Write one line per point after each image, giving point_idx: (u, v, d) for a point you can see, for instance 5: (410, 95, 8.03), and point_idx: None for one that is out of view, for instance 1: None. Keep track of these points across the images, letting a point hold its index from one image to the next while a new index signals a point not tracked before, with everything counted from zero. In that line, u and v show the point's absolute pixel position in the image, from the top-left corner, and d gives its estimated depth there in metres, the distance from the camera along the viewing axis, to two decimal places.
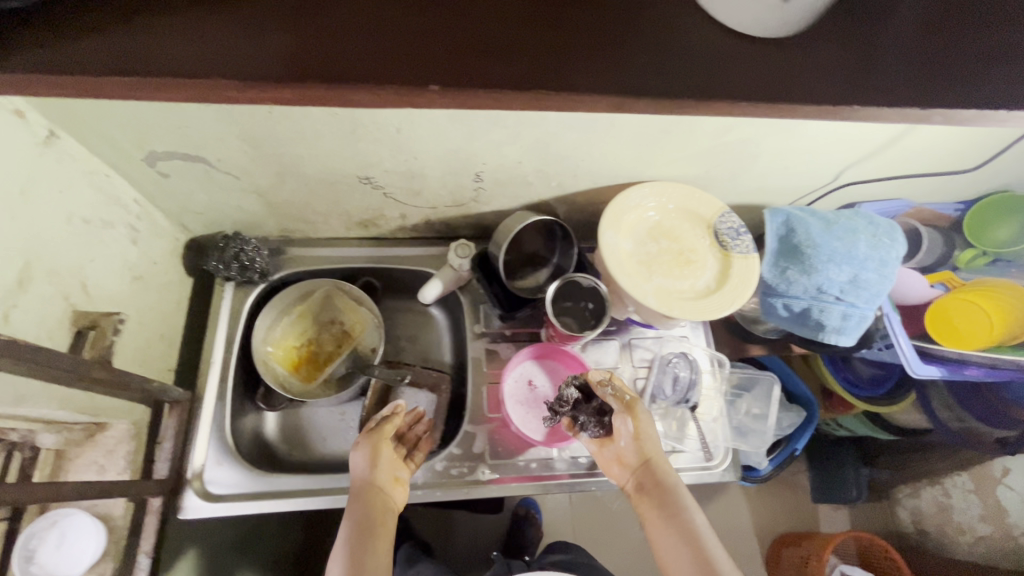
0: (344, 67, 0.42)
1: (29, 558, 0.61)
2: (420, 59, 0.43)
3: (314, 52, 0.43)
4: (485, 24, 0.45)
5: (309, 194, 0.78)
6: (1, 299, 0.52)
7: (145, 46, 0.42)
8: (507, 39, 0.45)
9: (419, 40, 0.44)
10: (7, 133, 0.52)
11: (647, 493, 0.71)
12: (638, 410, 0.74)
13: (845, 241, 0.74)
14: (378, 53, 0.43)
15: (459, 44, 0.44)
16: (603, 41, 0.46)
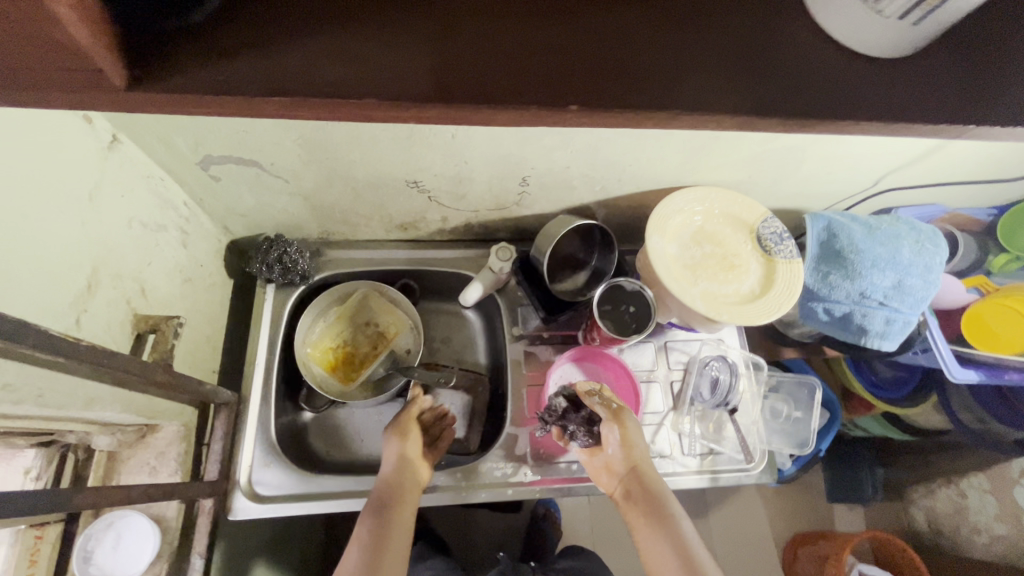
0: (483, 84, 0.38)
1: (87, 558, 0.64)
2: (534, 64, 0.39)
3: (458, 67, 0.39)
4: (623, 31, 0.41)
5: (354, 197, 0.78)
6: (73, 306, 0.53)
7: (262, 64, 0.38)
8: (621, 40, 0.41)
9: (533, 42, 0.40)
10: (77, 140, 0.53)
11: (632, 498, 0.69)
12: (625, 417, 0.74)
13: (888, 246, 0.75)
14: (491, 59, 0.39)
15: (578, 48, 0.40)
16: (713, 37, 0.42)
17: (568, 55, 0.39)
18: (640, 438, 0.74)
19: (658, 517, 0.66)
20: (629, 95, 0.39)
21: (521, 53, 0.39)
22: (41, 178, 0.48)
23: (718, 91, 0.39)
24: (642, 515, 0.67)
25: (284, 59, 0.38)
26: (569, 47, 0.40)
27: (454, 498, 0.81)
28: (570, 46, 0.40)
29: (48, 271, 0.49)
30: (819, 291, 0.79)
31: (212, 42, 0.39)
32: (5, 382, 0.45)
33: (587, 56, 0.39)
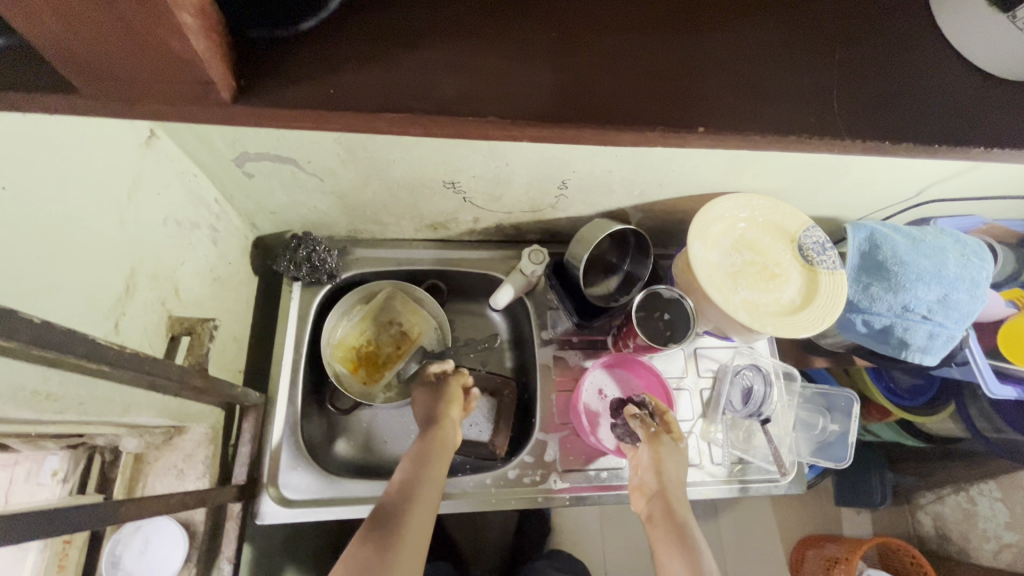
0: (606, 105, 0.41)
1: (115, 562, 0.63)
2: (624, 90, 0.42)
3: (589, 93, 0.42)
4: (740, 56, 0.44)
5: (388, 196, 0.76)
6: (112, 309, 0.51)
7: (399, 82, 0.41)
8: (690, 66, 0.43)
9: (639, 68, 0.43)
10: (118, 137, 0.50)
11: (658, 520, 0.68)
12: (662, 441, 0.74)
13: (933, 260, 0.74)
14: (578, 85, 0.42)
15: (663, 76, 0.42)
16: (780, 66, 0.44)
17: (653, 82, 0.42)
18: (675, 463, 0.72)
19: (681, 541, 0.63)
20: (730, 116, 0.41)
21: (604, 76, 0.42)
22: (82, 176, 0.46)
23: (779, 120, 0.42)
24: (665, 537, 0.65)
25: (400, 79, 0.41)
26: (650, 73, 0.42)
27: (483, 503, 0.79)
28: (655, 78, 0.42)
29: (87, 274, 0.47)
30: (859, 303, 0.77)
31: (323, 58, 0.41)
32: (49, 392, 0.43)
33: (666, 82, 0.42)
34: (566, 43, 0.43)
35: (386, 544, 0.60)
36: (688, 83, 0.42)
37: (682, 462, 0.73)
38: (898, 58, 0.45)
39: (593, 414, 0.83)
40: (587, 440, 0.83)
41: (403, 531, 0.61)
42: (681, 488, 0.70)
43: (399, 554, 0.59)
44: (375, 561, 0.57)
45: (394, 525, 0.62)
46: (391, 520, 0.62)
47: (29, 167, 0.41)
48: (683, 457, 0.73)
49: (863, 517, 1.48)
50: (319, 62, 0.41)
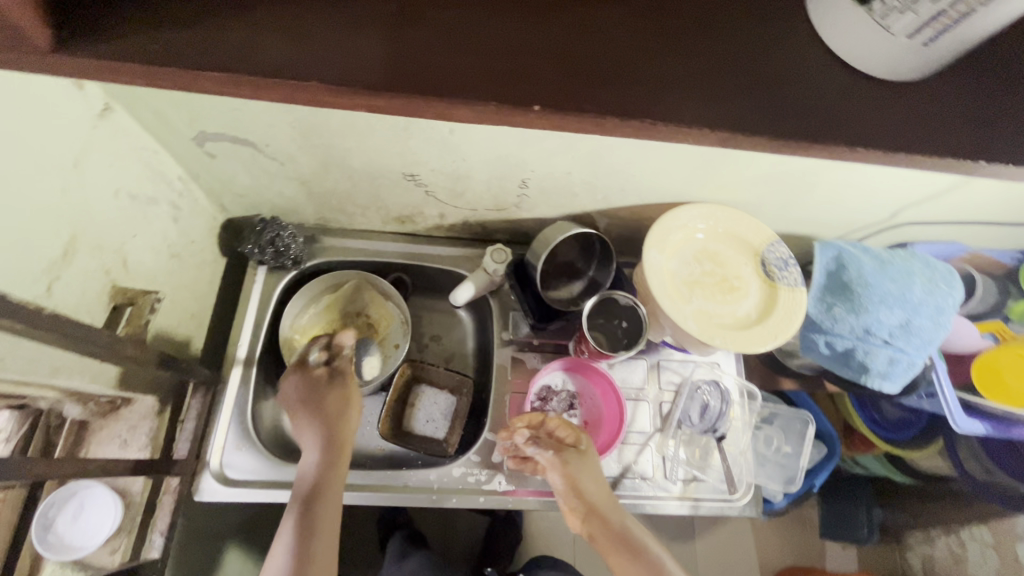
0: (448, 78, 0.42)
1: (46, 527, 0.62)
2: (522, 66, 0.44)
3: (410, 59, 0.43)
4: (597, 43, 0.45)
5: (351, 186, 0.77)
6: (46, 272, 0.52)
7: (246, 44, 0.42)
8: (590, 57, 0.45)
9: (534, 48, 0.44)
10: (67, 105, 0.52)
11: (608, 547, 0.67)
12: (567, 457, 0.72)
13: (899, 283, 0.72)
14: (473, 61, 0.43)
15: (563, 57, 0.44)
16: (678, 72, 0.45)
17: (549, 62, 0.44)
18: (590, 474, 0.71)
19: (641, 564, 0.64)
20: (597, 99, 0.43)
21: (501, 58, 0.44)
22: (23, 138, 0.48)
23: (656, 110, 0.43)
24: (621, 563, 0.65)
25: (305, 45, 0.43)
26: (549, 54, 0.44)
27: (424, 499, 0.78)
28: (555, 60, 0.44)
29: (20, 236, 0.49)
30: (821, 323, 0.75)
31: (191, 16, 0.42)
32: None
33: (565, 65, 0.44)
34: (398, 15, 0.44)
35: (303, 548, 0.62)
36: (584, 75, 0.44)
37: (596, 468, 0.72)
38: (780, 60, 0.47)
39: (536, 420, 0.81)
40: None
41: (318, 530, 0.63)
42: (606, 494, 0.70)
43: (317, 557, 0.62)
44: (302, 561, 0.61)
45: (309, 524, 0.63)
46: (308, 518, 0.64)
47: None
48: (593, 462, 0.72)
49: (847, 554, 1.41)
50: (224, 22, 0.43)
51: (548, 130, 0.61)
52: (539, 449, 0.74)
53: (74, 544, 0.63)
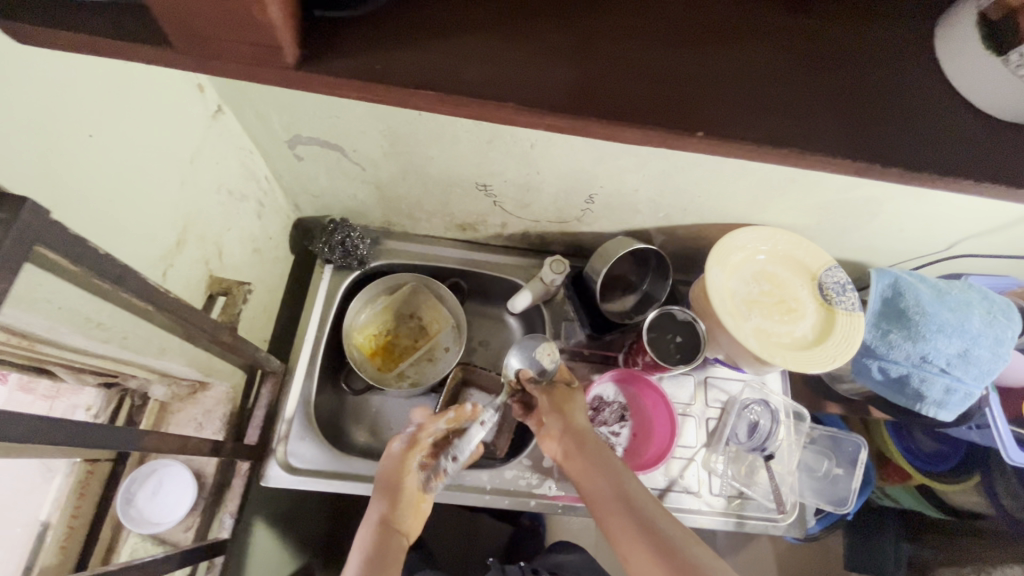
0: (617, 94, 0.27)
1: (128, 500, 0.67)
2: (783, 82, 0.29)
3: (592, 83, 0.27)
4: (788, 62, 0.29)
5: (423, 192, 0.80)
6: (162, 260, 0.56)
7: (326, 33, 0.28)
8: (857, 69, 0.30)
9: (791, 59, 0.30)
10: (191, 106, 0.56)
11: (587, 476, 0.68)
12: (558, 387, 0.76)
13: (957, 313, 0.73)
14: (641, 79, 0.28)
15: (834, 67, 0.30)
16: (882, 79, 0.30)
17: (826, 79, 0.29)
18: (577, 408, 0.74)
19: (617, 495, 0.65)
20: (808, 123, 0.28)
21: (667, 78, 0.28)
22: (159, 135, 0.52)
23: (880, 140, 0.28)
24: (600, 494, 0.66)
25: (481, 53, 0.27)
26: (813, 62, 0.30)
27: (476, 499, 0.80)
28: (835, 70, 0.30)
29: (147, 224, 0.52)
30: (876, 349, 0.76)
31: None
32: (100, 321, 0.47)
33: (835, 77, 0.30)
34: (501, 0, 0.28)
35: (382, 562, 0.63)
36: (795, 91, 0.29)
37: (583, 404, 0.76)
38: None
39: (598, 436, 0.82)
40: None
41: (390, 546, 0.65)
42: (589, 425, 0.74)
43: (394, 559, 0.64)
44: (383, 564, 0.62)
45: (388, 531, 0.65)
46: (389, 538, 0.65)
47: (118, 123, 0.46)
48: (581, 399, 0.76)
49: None
50: None
51: (627, 149, 0.64)
52: (534, 384, 0.77)
53: (150, 519, 0.66)
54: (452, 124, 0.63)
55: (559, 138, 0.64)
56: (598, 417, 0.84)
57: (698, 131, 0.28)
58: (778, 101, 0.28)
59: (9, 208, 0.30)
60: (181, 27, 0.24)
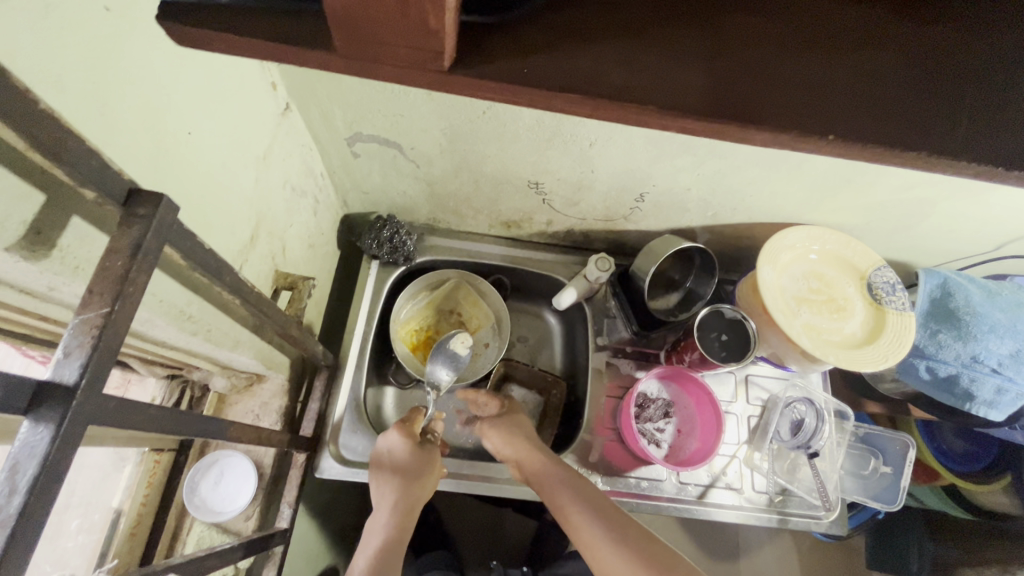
0: (755, 98, 0.28)
1: (192, 489, 0.68)
2: (919, 110, 0.29)
3: (733, 85, 0.29)
4: (906, 70, 0.30)
5: (473, 190, 0.81)
6: (239, 254, 0.57)
7: (475, 35, 0.29)
8: (992, 94, 0.30)
9: (924, 82, 0.30)
10: (267, 103, 0.57)
11: (542, 480, 0.71)
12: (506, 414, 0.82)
13: (1008, 314, 0.74)
14: (776, 83, 0.29)
15: (968, 92, 0.30)
16: (1002, 84, 0.30)
17: (951, 84, 0.30)
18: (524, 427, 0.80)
19: (573, 490, 0.68)
20: (934, 128, 0.29)
21: (802, 82, 0.29)
22: (242, 135, 0.53)
23: (999, 147, 0.29)
24: (555, 494, 0.69)
25: (626, 70, 0.29)
26: (949, 88, 0.30)
27: (524, 493, 0.81)
28: (971, 94, 0.30)
29: (230, 220, 0.54)
30: (925, 348, 0.76)
31: None
32: (190, 314, 0.48)
33: (971, 100, 0.30)
34: (640, 17, 0.30)
35: (393, 549, 0.67)
36: (919, 97, 0.30)
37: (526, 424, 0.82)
38: None
39: (643, 436, 0.82)
40: (630, 449, 0.84)
41: (395, 546, 0.67)
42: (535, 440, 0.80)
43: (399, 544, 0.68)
44: (396, 543, 0.68)
45: (403, 518, 0.71)
46: (395, 544, 0.67)
47: (210, 121, 0.46)
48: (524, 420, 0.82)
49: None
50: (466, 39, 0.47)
51: (687, 148, 0.64)
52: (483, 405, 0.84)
53: (214, 508, 0.67)
54: (514, 122, 0.63)
55: (620, 136, 0.64)
56: (642, 417, 0.84)
57: (832, 153, 0.29)
58: (903, 108, 0.29)
59: (147, 203, 0.31)
60: (347, 37, 0.26)
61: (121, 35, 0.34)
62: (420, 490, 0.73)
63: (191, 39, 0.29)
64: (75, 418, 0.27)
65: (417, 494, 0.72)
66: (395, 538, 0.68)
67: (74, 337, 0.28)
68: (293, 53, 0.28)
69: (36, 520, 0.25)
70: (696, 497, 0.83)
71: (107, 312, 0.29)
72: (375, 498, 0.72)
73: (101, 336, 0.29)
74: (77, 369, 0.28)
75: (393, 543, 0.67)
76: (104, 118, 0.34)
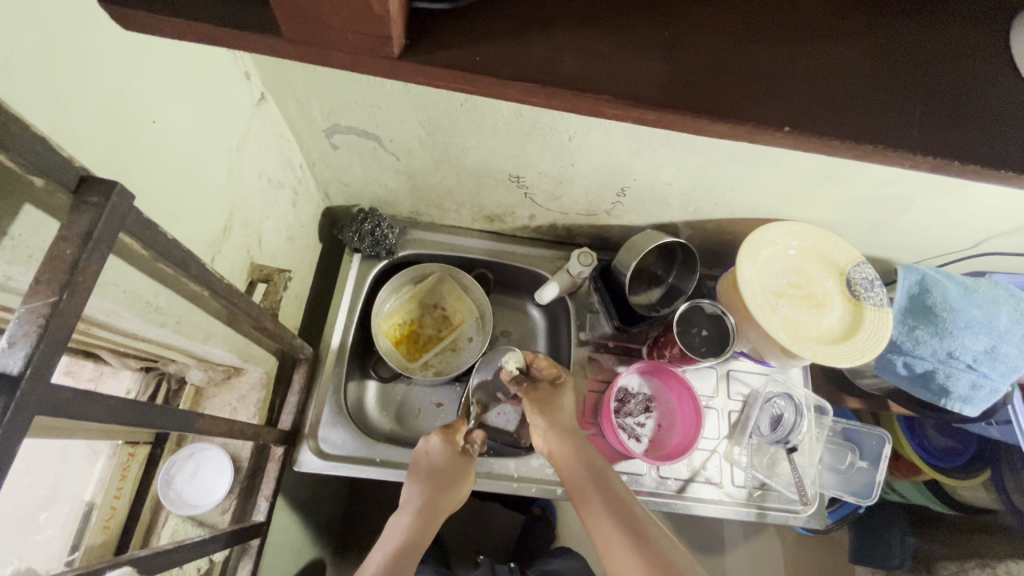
0: (710, 88, 0.28)
1: (167, 482, 0.68)
2: (880, 102, 0.29)
3: (690, 76, 0.29)
4: (864, 61, 0.30)
5: (455, 183, 0.80)
6: (212, 245, 0.57)
7: (430, 22, 0.29)
8: (948, 87, 0.30)
9: (887, 74, 0.30)
10: (240, 93, 0.56)
11: (577, 485, 0.68)
12: (542, 390, 0.77)
13: (985, 310, 0.73)
14: (732, 75, 0.29)
15: (927, 85, 0.30)
16: (955, 78, 0.30)
17: (906, 78, 0.30)
18: (558, 408, 0.75)
19: (609, 502, 0.65)
20: (888, 122, 0.29)
21: (757, 73, 0.29)
22: (214, 126, 0.52)
23: (951, 139, 0.29)
24: (589, 503, 0.66)
25: (582, 60, 0.29)
26: (908, 81, 0.30)
27: (504, 486, 0.81)
28: (927, 88, 0.30)
29: (202, 211, 0.53)
30: (902, 345, 0.77)
31: None
32: (158, 305, 0.48)
33: (930, 93, 0.30)
34: (598, 6, 0.30)
35: (409, 555, 0.67)
36: (875, 88, 0.29)
37: (566, 405, 0.77)
38: None
39: (623, 430, 0.82)
40: (611, 443, 0.84)
41: (413, 550, 0.67)
42: (572, 422, 0.75)
43: (417, 548, 0.68)
44: (412, 549, 0.67)
45: (425, 517, 0.70)
46: (415, 548, 0.68)
47: (177, 111, 0.46)
48: (566, 399, 0.77)
49: None
50: None
51: (665, 142, 0.64)
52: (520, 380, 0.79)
53: (190, 501, 0.67)
54: (492, 114, 0.63)
55: (599, 129, 0.64)
56: (623, 412, 0.84)
57: (790, 145, 0.29)
58: (858, 100, 0.29)
59: (99, 191, 0.31)
60: (297, 23, 0.26)
61: (76, 21, 0.34)
62: (450, 496, 0.72)
63: (139, 21, 0.28)
64: (21, 408, 0.27)
65: (445, 500, 0.72)
66: (415, 542, 0.68)
67: (20, 327, 0.28)
68: (247, 39, 0.28)
69: None
70: (676, 491, 0.83)
71: (55, 302, 0.28)
72: (402, 498, 0.72)
73: (48, 325, 0.28)
74: (22, 359, 0.27)
75: (410, 548, 0.67)
76: (60, 106, 0.34)
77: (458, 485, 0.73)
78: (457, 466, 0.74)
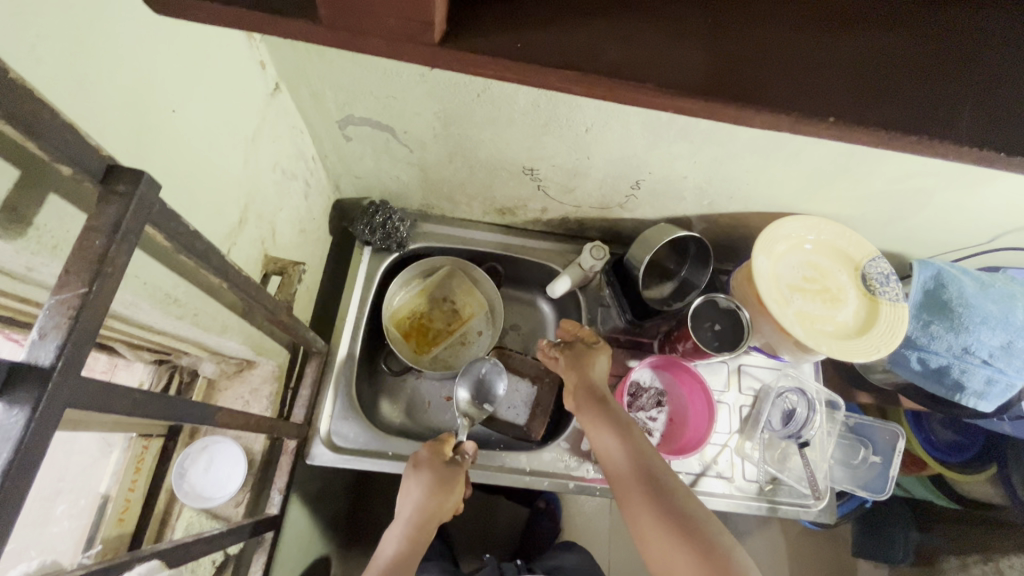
0: (747, 78, 0.28)
1: (181, 475, 0.67)
2: (922, 94, 0.29)
3: (730, 66, 0.28)
4: (905, 52, 0.29)
5: (467, 176, 0.80)
6: (227, 237, 0.56)
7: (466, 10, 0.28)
8: (990, 77, 0.29)
9: (928, 66, 0.29)
10: (255, 82, 0.55)
11: (609, 464, 0.67)
12: (577, 353, 0.76)
13: (1001, 305, 0.73)
14: (770, 65, 0.28)
15: (971, 75, 0.29)
16: (1000, 68, 0.30)
17: (949, 68, 0.29)
18: (591, 368, 0.74)
19: (637, 478, 0.63)
20: (930, 116, 0.28)
21: (796, 64, 0.29)
22: (231, 115, 0.51)
23: (992, 132, 0.28)
24: (623, 482, 0.64)
25: (621, 49, 0.29)
26: (952, 71, 0.29)
27: (516, 480, 0.81)
28: (971, 78, 0.29)
29: (219, 201, 0.53)
30: (917, 340, 0.76)
31: None
32: (176, 298, 0.47)
33: (975, 85, 0.29)
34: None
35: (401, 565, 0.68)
36: (916, 80, 0.29)
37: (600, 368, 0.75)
38: None
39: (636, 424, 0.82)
40: None
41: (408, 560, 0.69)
42: (606, 386, 0.73)
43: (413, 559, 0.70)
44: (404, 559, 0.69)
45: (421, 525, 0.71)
46: (410, 558, 0.70)
47: (195, 100, 0.45)
48: (601, 362, 0.76)
49: None
50: None
51: (683, 134, 0.63)
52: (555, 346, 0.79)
53: (203, 494, 0.67)
54: (508, 105, 0.62)
55: (616, 121, 0.63)
56: (637, 404, 0.84)
57: (831, 137, 0.28)
58: (899, 92, 0.29)
59: (127, 180, 0.30)
60: (336, 7, 0.26)
61: (101, 7, 0.33)
62: (443, 501, 0.72)
63: (165, 2, 0.27)
64: (52, 401, 0.27)
65: (439, 505, 0.72)
66: (409, 552, 0.70)
67: (50, 318, 0.28)
68: (278, 24, 0.28)
69: (10, 502, 0.25)
70: (687, 486, 0.83)
71: (84, 292, 0.28)
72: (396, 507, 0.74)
73: (79, 317, 0.28)
74: (53, 351, 0.27)
75: (401, 560, 0.69)
76: (84, 94, 0.33)
77: (450, 489, 0.72)
78: (451, 469, 0.73)
